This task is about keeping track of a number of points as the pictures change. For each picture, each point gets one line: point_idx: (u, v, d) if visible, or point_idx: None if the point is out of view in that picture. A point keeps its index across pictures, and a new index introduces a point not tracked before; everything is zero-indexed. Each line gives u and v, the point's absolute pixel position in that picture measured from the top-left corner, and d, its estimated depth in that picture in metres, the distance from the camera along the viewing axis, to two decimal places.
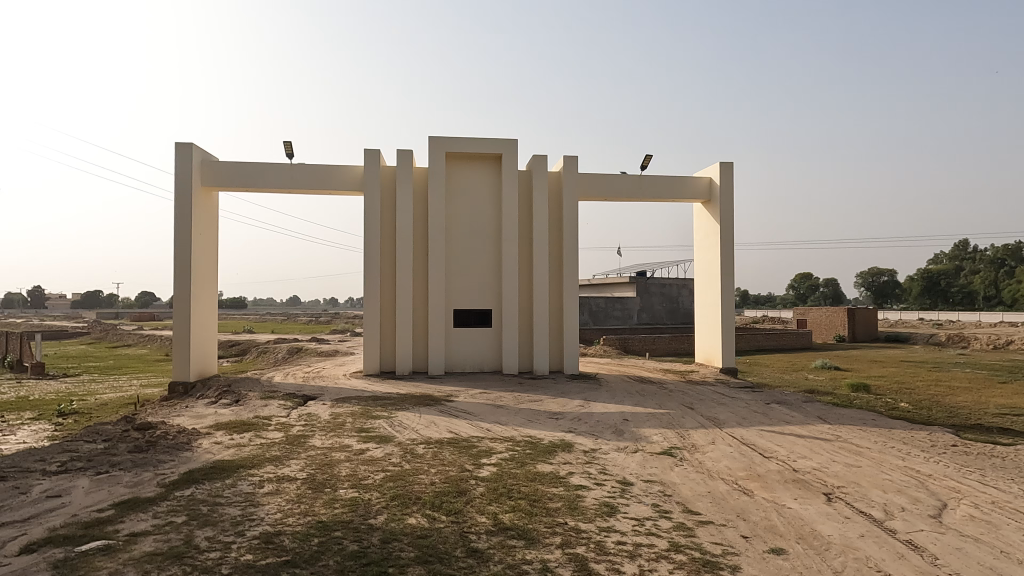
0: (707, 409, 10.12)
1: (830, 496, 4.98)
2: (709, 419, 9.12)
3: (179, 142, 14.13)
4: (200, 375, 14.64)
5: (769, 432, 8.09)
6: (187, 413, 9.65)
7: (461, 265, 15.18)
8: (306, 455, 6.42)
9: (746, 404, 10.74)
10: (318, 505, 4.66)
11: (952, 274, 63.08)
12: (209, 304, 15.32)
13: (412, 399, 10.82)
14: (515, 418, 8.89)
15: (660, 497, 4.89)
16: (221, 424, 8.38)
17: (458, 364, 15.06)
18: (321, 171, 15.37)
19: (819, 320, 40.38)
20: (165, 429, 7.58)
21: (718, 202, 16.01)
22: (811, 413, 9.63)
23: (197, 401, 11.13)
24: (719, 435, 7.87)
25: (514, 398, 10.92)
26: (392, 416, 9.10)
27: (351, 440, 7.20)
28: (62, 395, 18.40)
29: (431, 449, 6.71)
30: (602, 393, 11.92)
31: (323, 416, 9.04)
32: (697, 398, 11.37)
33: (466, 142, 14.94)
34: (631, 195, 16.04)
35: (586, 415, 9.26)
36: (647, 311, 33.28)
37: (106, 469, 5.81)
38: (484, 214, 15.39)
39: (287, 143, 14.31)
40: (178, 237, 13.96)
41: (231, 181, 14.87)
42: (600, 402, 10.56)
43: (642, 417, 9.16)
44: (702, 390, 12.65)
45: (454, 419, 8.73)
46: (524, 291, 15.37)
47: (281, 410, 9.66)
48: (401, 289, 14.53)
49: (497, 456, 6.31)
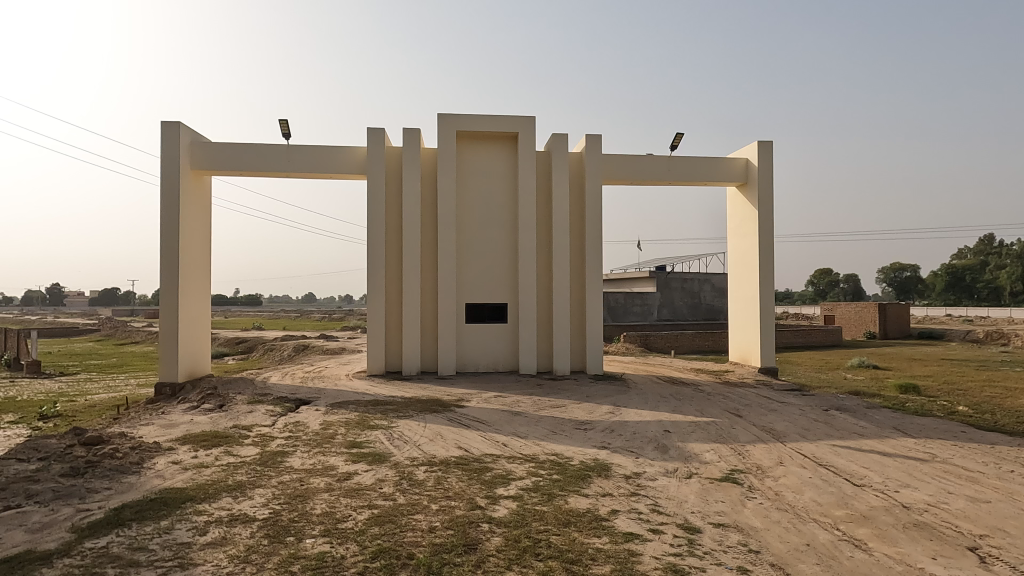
0: (759, 418, 8.70)
1: (982, 556, 3.60)
2: (765, 431, 7.71)
3: (165, 120, 12.93)
4: (190, 376, 13.45)
5: (846, 449, 6.67)
6: (159, 421, 8.42)
7: (474, 255, 13.86)
8: (277, 483, 5.09)
9: (802, 410, 9.30)
10: (270, 568, 3.33)
11: (978, 268, 61.06)
12: (201, 297, 14.10)
13: (417, 404, 9.54)
14: (536, 430, 7.54)
15: (747, 556, 3.52)
16: (189, 436, 7.11)
17: (471, 363, 13.75)
18: (321, 152, 14.09)
19: (848, 316, 38.58)
20: (117, 446, 6.31)
21: (755, 185, 14.56)
22: (885, 423, 8.18)
23: (177, 406, 9.90)
24: (786, 453, 6.47)
25: (533, 403, 9.58)
26: (392, 425, 7.80)
27: (338, 460, 5.88)
28: (53, 395, 17.38)
29: (434, 473, 5.38)
30: (632, 397, 10.55)
31: (312, 426, 7.75)
32: (742, 404, 9.94)
33: (479, 120, 13.62)
34: (658, 177, 14.61)
35: (620, 425, 7.90)
36: (668, 307, 31.81)
37: (16, 503, 4.53)
38: (499, 199, 14.04)
39: (283, 122, 13.08)
40: (164, 225, 12.74)
41: (224, 163, 13.64)
42: (633, 409, 9.17)
43: (686, 428, 7.78)
44: (745, 394, 11.26)
45: (464, 431, 7.39)
46: (543, 284, 14.02)
47: (267, 419, 8.40)
48: (408, 281, 13.25)
49: (518, 485, 4.96)
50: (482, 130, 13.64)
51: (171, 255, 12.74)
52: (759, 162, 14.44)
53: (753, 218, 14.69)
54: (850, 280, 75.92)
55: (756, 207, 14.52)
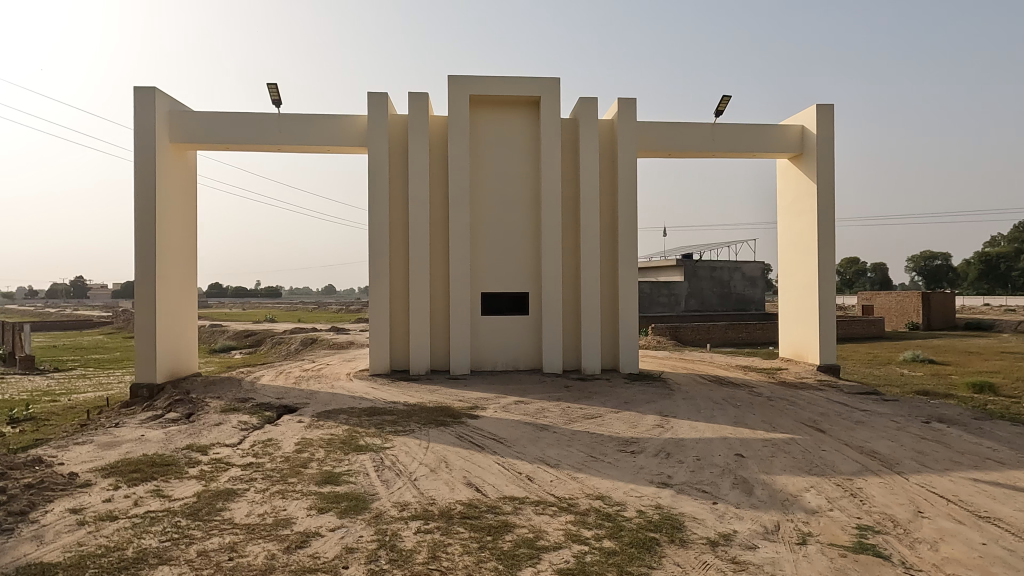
0: (848, 435, 6.91)
1: None
2: (869, 456, 5.92)
3: (138, 85, 11.32)
4: (171, 375, 11.91)
5: (999, 487, 4.88)
6: (104, 438, 6.85)
7: (490, 239, 12.15)
8: (195, 556, 3.43)
9: (896, 423, 7.48)
10: None
11: (1016, 256, 57.89)
12: (185, 287, 12.56)
13: (422, 413, 7.91)
14: (569, 454, 5.82)
15: None
16: (122, 463, 5.49)
17: (488, 361, 12.09)
18: (318, 122, 12.45)
19: (888, 306, 36.27)
20: (10, 482, 4.70)
21: (813, 155, 12.66)
22: (1019, 445, 6.32)
23: (139, 415, 8.35)
24: (918, 494, 4.68)
25: (562, 413, 7.89)
26: (386, 446, 6.15)
27: (298, 508, 4.22)
28: (37, 394, 16.02)
29: (429, 535, 3.70)
30: (679, 404, 8.79)
31: (285, 448, 6.12)
32: (817, 414, 8.14)
33: (495, 82, 11.86)
34: (701, 149, 12.78)
35: (675, 446, 6.17)
36: (696, 298, 29.87)
37: None
38: (518, 173, 12.30)
39: (273, 86, 11.44)
40: (138, 205, 11.17)
41: (209, 135, 12.04)
42: (686, 422, 7.42)
43: (762, 453, 6.01)
44: (814, 399, 9.44)
45: (475, 457, 5.71)
46: (569, 270, 12.28)
47: (234, 436, 6.79)
48: (415, 269, 11.59)
49: (553, 564, 3.26)
50: (499, 94, 11.88)
51: (146, 238, 11.18)
52: (817, 128, 12.52)
53: (810, 192, 12.78)
54: (880, 268, 73.14)
55: (814, 181, 12.61)
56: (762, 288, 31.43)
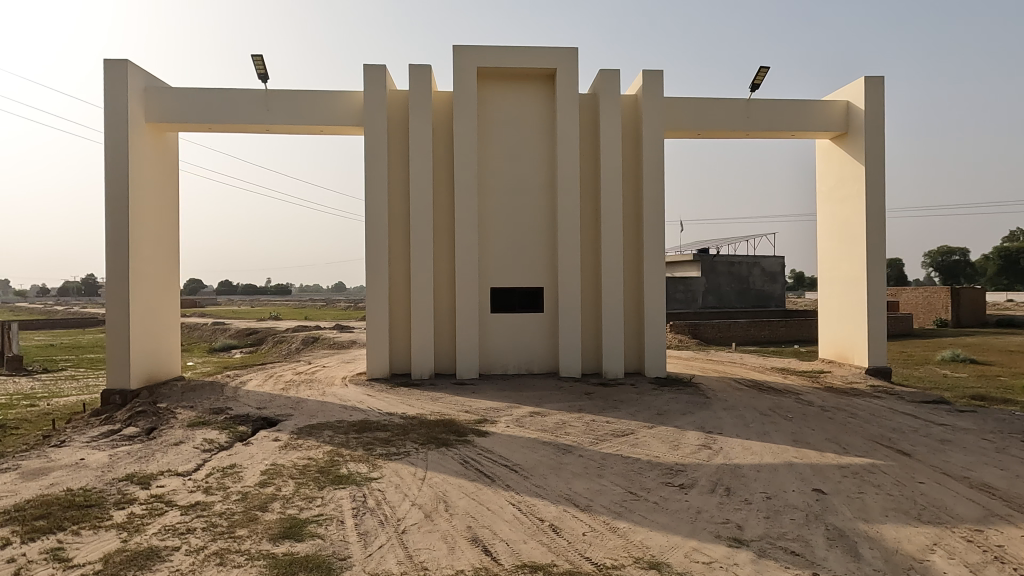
0: (941, 459, 5.61)
1: None
2: (986, 493, 4.63)
3: (108, 58, 10.16)
4: (148, 380, 10.78)
5: None
6: (35, 463, 5.65)
7: (501, 229, 10.92)
8: None
9: (991, 443, 6.18)
10: None
11: None
12: (165, 283, 11.42)
13: (419, 429, 6.69)
14: (603, 490, 4.58)
15: None
16: (30, 503, 4.28)
17: (498, 363, 10.87)
18: (310, 100, 11.26)
19: (913, 301, 34.78)
20: None
21: (859, 132, 11.34)
22: None
23: (93, 430, 7.17)
24: None
25: (587, 430, 6.64)
26: (373, 477, 4.92)
27: None
28: (14, 398, 14.90)
29: None
30: (722, 417, 7.49)
31: (247, 479, 4.91)
32: (889, 430, 6.84)
33: (507, 52, 10.62)
34: (734, 126, 11.47)
35: (734, 478, 4.91)
36: (714, 294, 28.50)
37: None
38: (532, 154, 11.06)
39: (259, 58, 10.26)
40: (108, 191, 10.01)
41: (188, 113, 10.86)
42: (737, 442, 6.15)
43: (847, 488, 4.74)
44: (875, 410, 8.15)
45: (483, 494, 4.47)
46: (588, 262, 11.04)
47: (191, 460, 5.58)
48: (417, 261, 10.40)
49: None
50: (511, 66, 10.64)
51: (116, 228, 10.00)
52: (865, 102, 11.20)
53: (856, 175, 11.46)
54: (897, 263, 71.21)
55: (861, 162, 11.29)
56: (782, 284, 30.03)
